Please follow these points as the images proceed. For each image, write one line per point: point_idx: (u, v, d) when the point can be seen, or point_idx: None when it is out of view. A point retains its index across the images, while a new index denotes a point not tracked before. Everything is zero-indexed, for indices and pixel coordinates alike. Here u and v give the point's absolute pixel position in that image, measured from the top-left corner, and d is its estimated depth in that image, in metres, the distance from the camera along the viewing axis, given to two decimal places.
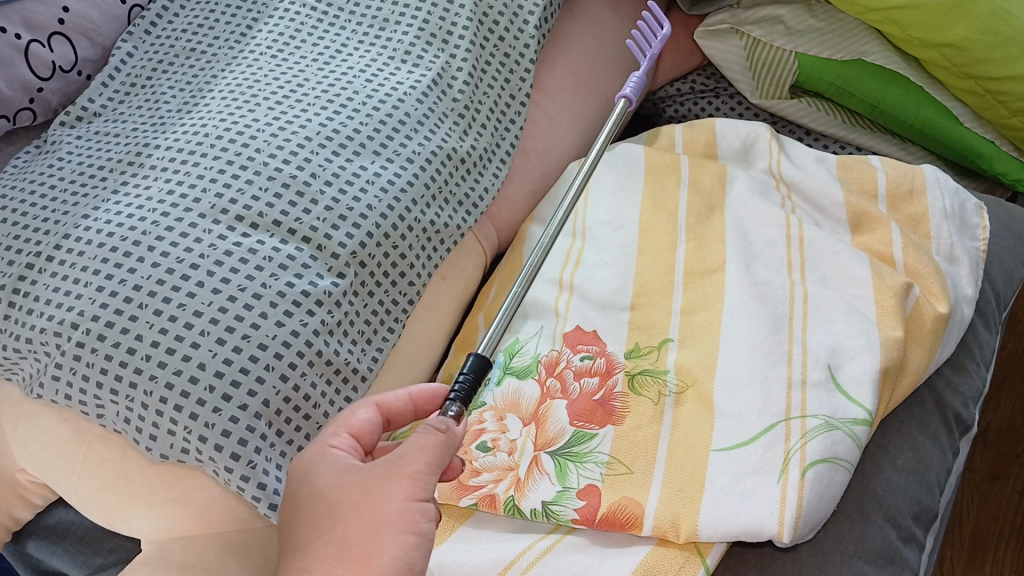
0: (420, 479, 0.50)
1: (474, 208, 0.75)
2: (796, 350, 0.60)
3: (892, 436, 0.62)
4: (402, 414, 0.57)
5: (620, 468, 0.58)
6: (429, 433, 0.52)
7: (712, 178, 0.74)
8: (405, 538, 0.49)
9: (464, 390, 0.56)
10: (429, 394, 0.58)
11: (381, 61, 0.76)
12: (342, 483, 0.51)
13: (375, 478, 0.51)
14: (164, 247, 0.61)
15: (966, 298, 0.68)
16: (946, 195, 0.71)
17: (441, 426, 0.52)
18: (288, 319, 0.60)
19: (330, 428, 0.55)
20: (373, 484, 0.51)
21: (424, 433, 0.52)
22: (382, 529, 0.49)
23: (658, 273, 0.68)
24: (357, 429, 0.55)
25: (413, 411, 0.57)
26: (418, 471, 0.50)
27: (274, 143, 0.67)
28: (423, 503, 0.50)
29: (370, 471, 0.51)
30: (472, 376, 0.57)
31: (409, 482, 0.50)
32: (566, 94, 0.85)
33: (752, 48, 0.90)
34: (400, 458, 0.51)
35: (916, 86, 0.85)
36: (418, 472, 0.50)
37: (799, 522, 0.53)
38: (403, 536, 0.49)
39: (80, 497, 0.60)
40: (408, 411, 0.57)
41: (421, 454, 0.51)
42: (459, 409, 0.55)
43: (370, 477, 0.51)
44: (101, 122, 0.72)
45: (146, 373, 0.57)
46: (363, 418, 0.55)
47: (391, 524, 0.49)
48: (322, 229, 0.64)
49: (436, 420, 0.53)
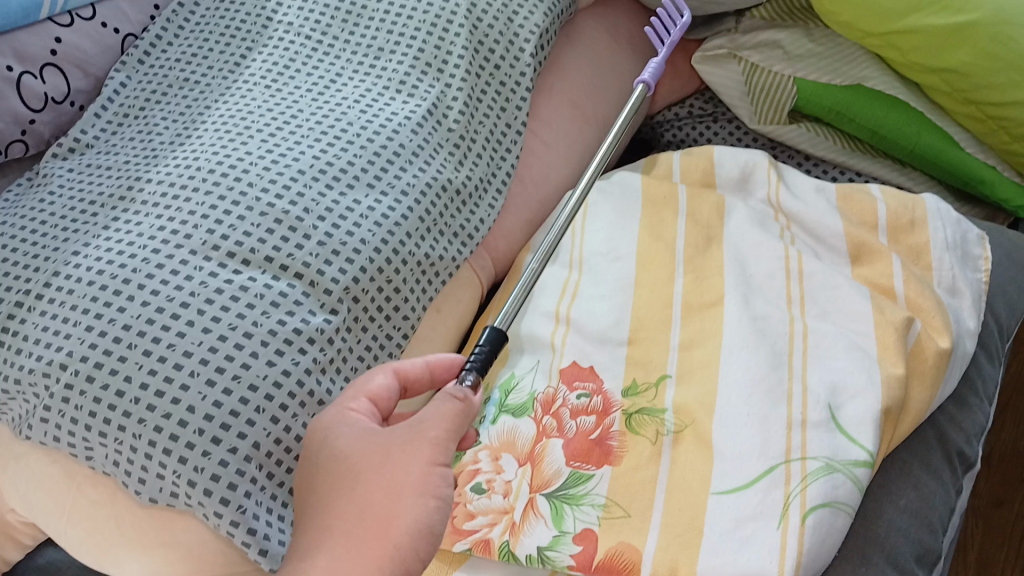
0: (441, 445, 0.51)
1: (470, 239, 0.74)
2: (795, 389, 0.59)
3: (894, 475, 0.61)
4: (419, 380, 0.56)
5: (617, 511, 0.57)
6: (448, 401, 0.52)
7: (711, 210, 0.73)
8: (427, 502, 0.50)
9: (482, 359, 0.55)
10: (446, 362, 0.57)
11: (375, 92, 0.75)
12: (365, 448, 0.52)
13: (396, 444, 0.52)
14: (154, 285, 0.60)
15: (968, 332, 0.67)
16: (948, 226, 0.70)
17: (459, 394, 0.53)
18: (279, 359, 0.59)
19: (348, 393, 0.54)
20: (395, 450, 0.52)
21: (443, 401, 0.52)
22: (405, 492, 0.50)
23: (654, 308, 0.67)
24: (375, 393, 0.54)
25: (430, 380, 0.56)
26: (439, 437, 0.51)
27: (266, 177, 0.66)
28: (443, 468, 0.51)
29: (391, 438, 0.52)
30: (489, 348, 0.55)
31: (432, 448, 0.51)
32: (562, 123, 0.84)
33: (750, 74, 0.89)
34: (421, 424, 0.52)
35: (917, 111, 0.84)
36: (439, 437, 0.51)
37: (799, 571, 0.51)
38: (425, 499, 0.50)
39: (70, 539, 0.60)
40: (425, 378, 0.56)
41: (442, 421, 0.52)
42: (475, 379, 0.55)
43: (392, 443, 0.52)
44: (93, 155, 0.72)
45: (135, 416, 0.56)
46: (382, 383, 0.54)
47: (414, 488, 0.50)
48: (314, 265, 0.63)
49: (454, 387, 0.53)
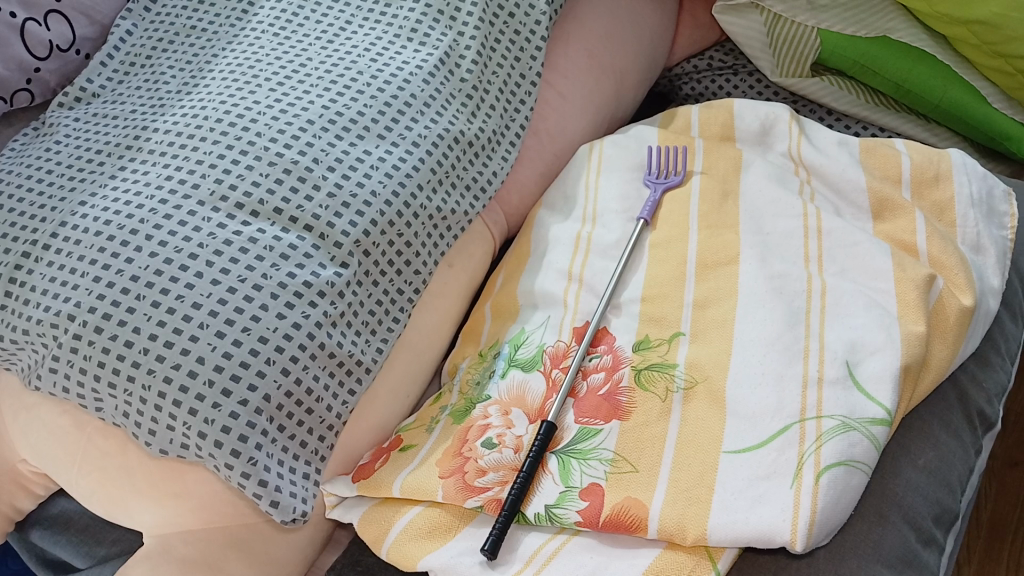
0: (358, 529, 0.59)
1: (483, 192, 0.73)
2: (812, 346, 0.58)
3: (913, 434, 0.60)
4: (298, 443, 0.58)
5: (624, 466, 0.56)
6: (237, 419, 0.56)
7: (727, 164, 0.72)
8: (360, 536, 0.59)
9: (539, 449, 0.57)
10: (298, 439, 0.58)
11: (386, 40, 0.73)
12: None
13: None
14: (162, 235, 0.59)
15: (992, 290, 0.65)
16: (973, 181, 0.68)
17: (298, 491, 0.58)
18: (289, 311, 0.58)
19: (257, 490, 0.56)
20: None
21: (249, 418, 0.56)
22: None
23: (669, 267, 0.66)
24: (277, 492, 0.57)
25: (291, 454, 0.58)
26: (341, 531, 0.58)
27: (275, 126, 0.65)
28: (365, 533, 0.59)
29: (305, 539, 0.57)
30: (545, 440, 0.58)
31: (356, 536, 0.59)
32: (579, 74, 0.82)
33: (773, 24, 0.86)
34: None
35: (943, 65, 0.82)
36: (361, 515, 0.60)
37: (812, 530, 0.51)
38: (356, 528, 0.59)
39: (81, 489, 0.60)
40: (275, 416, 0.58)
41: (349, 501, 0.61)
42: (532, 468, 0.57)
43: None
44: (99, 104, 0.70)
45: (144, 367, 0.55)
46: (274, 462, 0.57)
47: None
48: (324, 217, 0.62)
49: (285, 494, 0.57)
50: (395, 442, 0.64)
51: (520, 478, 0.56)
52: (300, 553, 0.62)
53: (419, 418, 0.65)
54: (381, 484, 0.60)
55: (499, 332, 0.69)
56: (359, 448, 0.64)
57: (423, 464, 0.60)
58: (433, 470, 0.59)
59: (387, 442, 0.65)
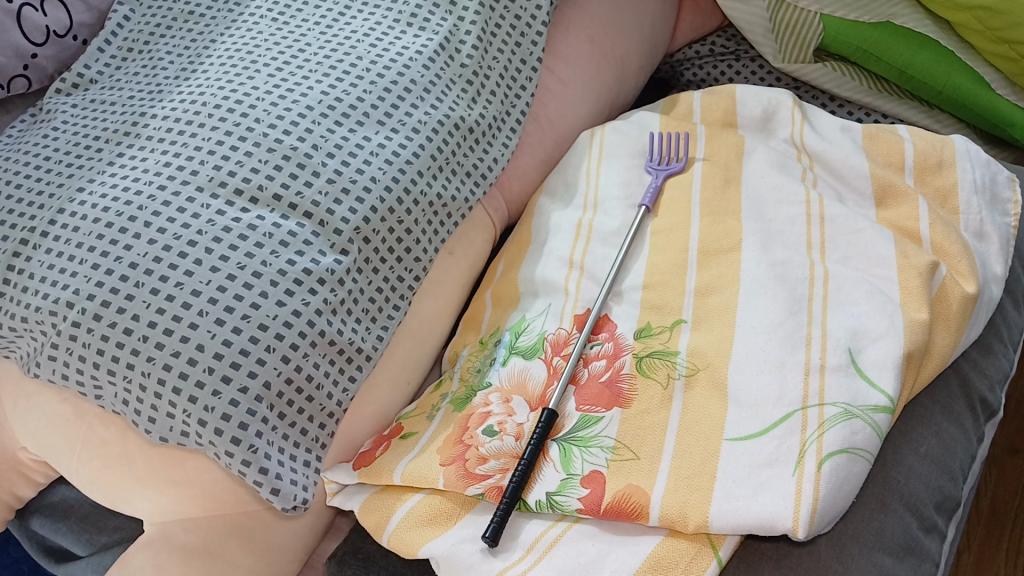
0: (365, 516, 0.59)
1: (483, 179, 0.72)
2: (815, 333, 0.58)
3: (915, 421, 0.60)
4: (300, 430, 0.58)
5: (625, 453, 0.56)
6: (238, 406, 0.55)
7: (729, 151, 0.72)
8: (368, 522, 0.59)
9: (540, 437, 0.57)
10: (299, 426, 0.58)
11: (385, 25, 0.72)
12: None
13: None
14: (161, 222, 0.58)
15: (994, 278, 0.65)
16: (977, 168, 0.68)
17: (297, 480, 0.58)
18: (289, 299, 0.58)
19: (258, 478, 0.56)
20: None
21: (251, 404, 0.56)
22: None
23: (671, 255, 0.66)
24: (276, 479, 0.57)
25: (291, 441, 0.58)
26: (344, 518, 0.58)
27: (274, 112, 0.64)
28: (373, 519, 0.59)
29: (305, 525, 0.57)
30: (545, 429, 0.57)
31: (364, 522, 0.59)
32: (580, 60, 0.81)
33: (775, 9, 0.84)
34: None
35: (947, 51, 0.81)
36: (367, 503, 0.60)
37: (814, 517, 0.50)
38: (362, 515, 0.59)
39: (81, 476, 0.59)
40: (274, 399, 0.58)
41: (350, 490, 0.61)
42: (534, 456, 0.56)
43: None
44: (97, 90, 0.70)
45: (143, 354, 0.55)
46: (275, 448, 0.57)
47: None
48: (324, 204, 0.62)
49: (286, 483, 0.57)
50: (395, 430, 0.64)
51: (521, 465, 0.56)
52: (300, 540, 0.62)
53: (419, 406, 0.65)
54: (382, 472, 0.60)
55: (499, 320, 0.68)
56: (360, 436, 0.64)
57: (424, 452, 0.60)
58: (433, 457, 0.59)
59: (388, 430, 0.65)
